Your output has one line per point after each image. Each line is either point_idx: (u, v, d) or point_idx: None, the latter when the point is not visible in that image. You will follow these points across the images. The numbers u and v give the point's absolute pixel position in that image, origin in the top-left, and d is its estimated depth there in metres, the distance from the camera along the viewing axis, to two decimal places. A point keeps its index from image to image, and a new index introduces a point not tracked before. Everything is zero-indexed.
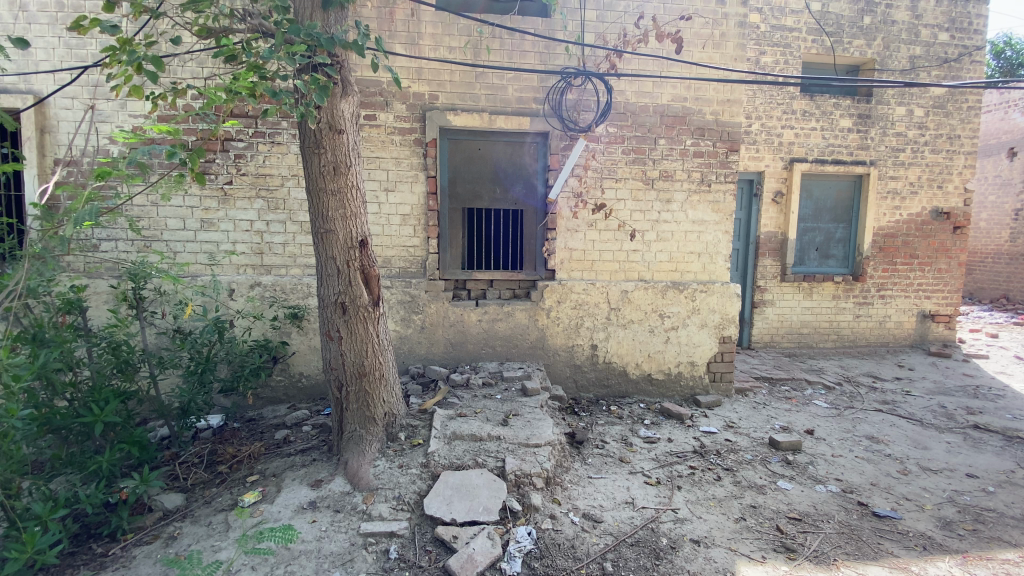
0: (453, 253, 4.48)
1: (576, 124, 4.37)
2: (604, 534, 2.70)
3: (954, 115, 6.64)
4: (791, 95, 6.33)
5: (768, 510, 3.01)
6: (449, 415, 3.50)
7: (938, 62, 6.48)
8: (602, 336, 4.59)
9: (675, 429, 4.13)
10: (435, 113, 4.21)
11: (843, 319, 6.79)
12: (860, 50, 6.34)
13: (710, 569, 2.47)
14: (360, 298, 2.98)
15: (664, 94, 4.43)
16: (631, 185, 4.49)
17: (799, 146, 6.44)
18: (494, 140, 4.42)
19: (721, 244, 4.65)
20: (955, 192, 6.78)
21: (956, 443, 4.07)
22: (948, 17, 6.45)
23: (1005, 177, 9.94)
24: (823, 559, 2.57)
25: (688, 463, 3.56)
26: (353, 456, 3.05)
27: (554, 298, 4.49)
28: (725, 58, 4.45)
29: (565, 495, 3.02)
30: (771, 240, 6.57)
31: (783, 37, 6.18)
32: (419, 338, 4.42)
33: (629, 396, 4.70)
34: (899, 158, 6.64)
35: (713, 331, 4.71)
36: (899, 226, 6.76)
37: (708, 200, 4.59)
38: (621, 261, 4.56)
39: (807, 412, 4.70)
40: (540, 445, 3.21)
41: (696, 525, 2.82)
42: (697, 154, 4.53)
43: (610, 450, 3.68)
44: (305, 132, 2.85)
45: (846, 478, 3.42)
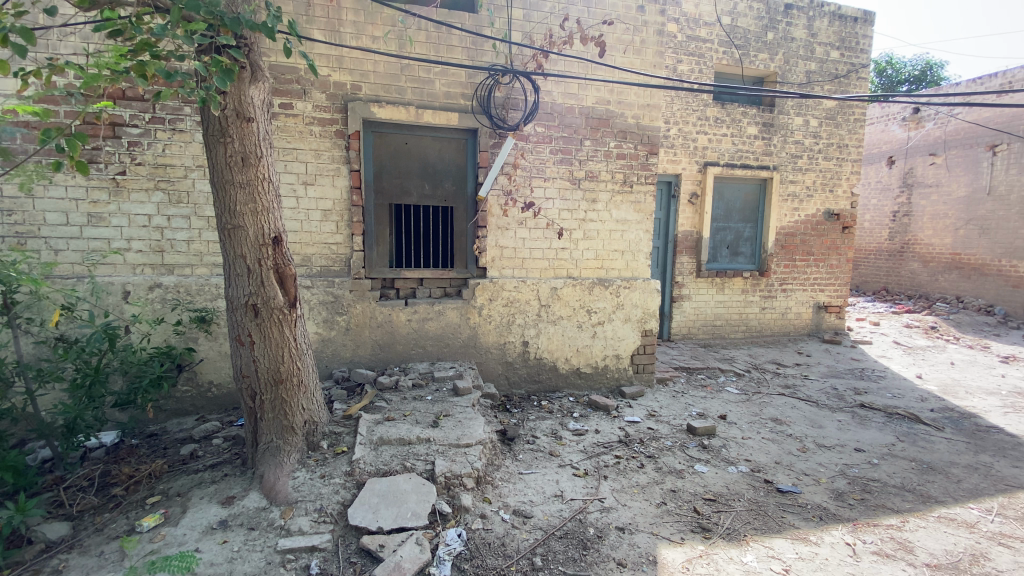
0: (380, 251, 4.32)
1: (505, 122, 4.37)
2: (534, 529, 2.73)
3: (843, 126, 7.39)
4: (704, 102, 6.74)
5: (686, 493, 3.19)
6: (376, 420, 3.38)
7: (829, 77, 7.18)
8: (533, 332, 4.63)
9: (602, 420, 4.28)
10: (358, 104, 4.03)
11: (751, 311, 7.37)
12: (764, 63, 6.87)
13: (634, 554, 2.56)
14: (275, 300, 2.78)
15: (589, 97, 4.54)
16: (559, 184, 4.56)
17: (712, 151, 6.89)
18: (422, 135, 4.31)
19: (644, 242, 4.87)
20: (844, 196, 7.56)
21: (846, 421, 4.55)
22: (838, 37, 7.15)
23: (884, 182, 11.24)
24: (734, 536, 2.75)
25: (614, 453, 3.69)
26: (270, 469, 2.86)
27: (485, 296, 4.46)
28: (645, 63, 4.65)
29: (496, 493, 3.01)
30: (687, 239, 6.98)
31: (697, 47, 6.57)
32: (344, 340, 4.24)
33: (559, 390, 4.80)
34: (797, 163, 7.29)
35: (636, 326, 4.91)
36: (798, 226, 7.43)
37: (630, 200, 4.78)
38: (550, 259, 4.63)
39: (720, 398, 5.05)
40: (470, 445, 3.18)
41: (620, 513, 2.93)
42: (620, 156, 4.70)
43: (541, 445, 3.73)
44: (209, 119, 2.62)
45: (754, 458, 3.71)
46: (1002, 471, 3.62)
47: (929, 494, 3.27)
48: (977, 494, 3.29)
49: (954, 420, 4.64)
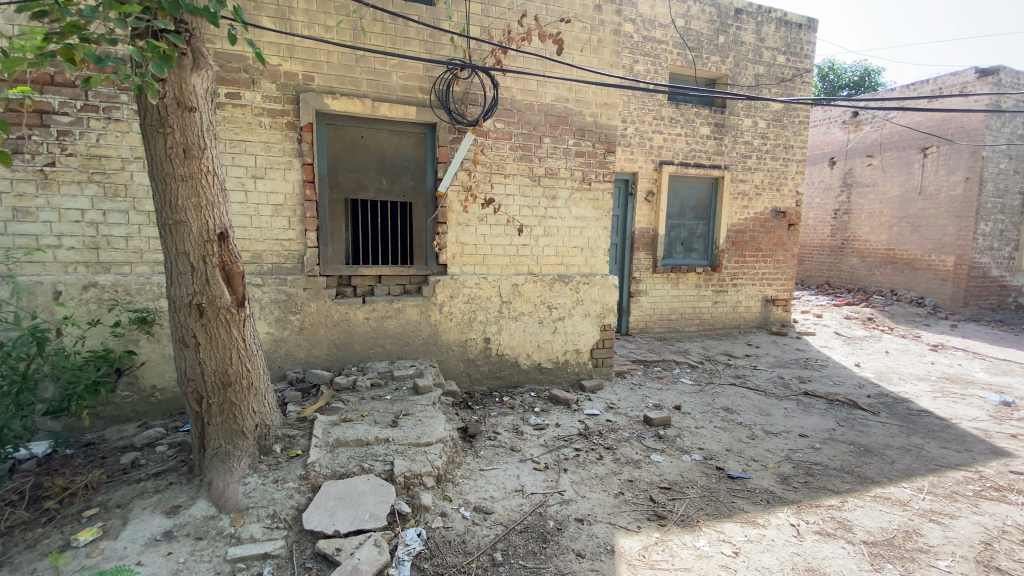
0: (335, 247, 4.20)
1: (464, 117, 4.34)
2: (495, 524, 2.74)
3: (788, 128, 7.75)
4: (659, 102, 6.92)
5: (643, 482, 3.28)
6: (333, 421, 3.30)
7: (776, 80, 7.50)
8: (494, 329, 4.63)
9: (563, 414, 4.33)
10: (310, 95, 3.90)
11: (705, 305, 7.64)
12: (715, 66, 7.11)
13: (593, 544, 2.61)
14: (222, 298, 2.66)
15: (548, 94, 4.57)
16: (519, 181, 4.57)
17: (668, 150, 7.08)
18: (379, 128, 4.21)
19: (602, 239, 4.95)
20: (789, 195, 7.94)
21: (791, 408, 4.80)
22: (784, 42, 7.47)
23: (826, 182, 11.88)
24: (688, 522, 2.85)
25: (574, 445, 3.75)
26: (218, 475, 2.75)
27: (446, 293, 4.42)
28: (602, 62, 4.72)
29: (456, 491, 3.01)
30: (644, 235, 7.16)
31: (653, 48, 6.72)
32: (298, 339, 4.11)
33: (521, 385, 4.83)
34: (747, 163, 7.59)
35: (596, 321, 5.00)
36: (747, 223, 7.75)
37: (589, 197, 4.85)
38: (511, 255, 4.64)
39: (675, 389, 5.22)
40: (431, 443, 3.15)
41: (579, 505, 2.98)
42: (579, 153, 4.76)
43: (502, 441, 3.74)
44: (147, 108, 2.47)
45: (706, 446, 3.85)
46: (931, 451, 3.90)
47: (866, 475, 3.49)
48: (909, 473, 3.53)
49: (888, 405, 4.98)
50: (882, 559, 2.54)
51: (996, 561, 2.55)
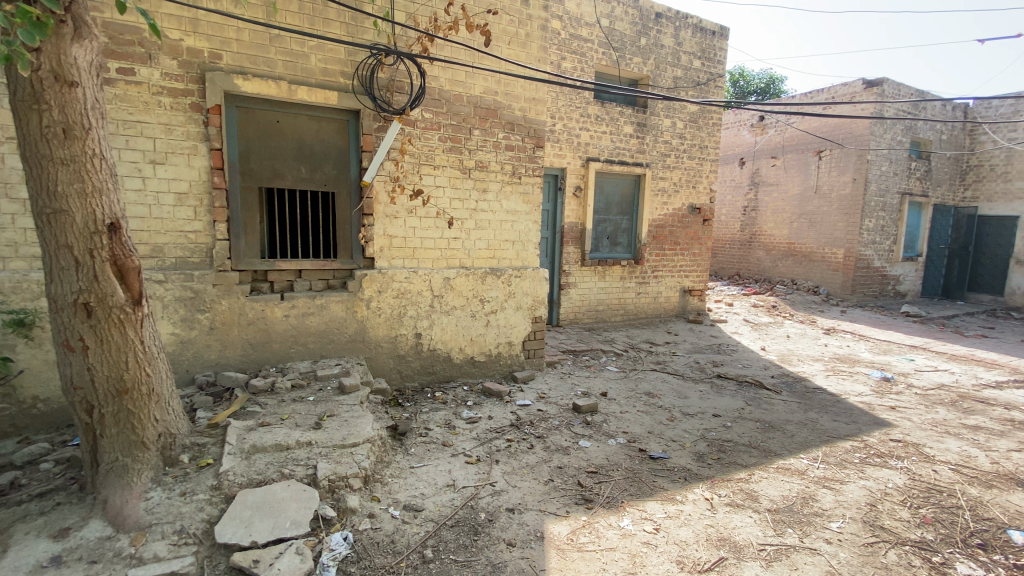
0: (249, 240, 3.92)
1: (390, 105, 4.20)
2: (425, 521, 2.70)
3: (703, 129, 8.26)
4: (586, 100, 7.11)
5: (571, 468, 3.39)
6: (248, 426, 3.10)
7: (693, 84, 7.96)
8: (425, 324, 4.55)
9: (495, 406, 4.36)
10: (217, 74, 3.61)
11: (629, 296, 8.01)
12: (638, 67, 7.41)
13: (523, 533, 2.66)
14: (114, 297, 2.39)
15: (476, 85, 4.54)
16: (449, 173, 4.50)
17: (594, 147, 7.30)
18: (297, 114, 3.97)
19: (533, 232, 5.02)
20: (704, 192, 8.48)
21: (706, 390, 5.17)
22: (700, 47, 7.93)
23: (736, 180, 12.83)
24: (613, 503, 2.98)
25: (506, 437, 3.79)
26: (114, 492, 2.49)
27: (373, 288, 4.27)
28: (529, 57, 4.77)
29: (385, 491, 2.94)
30: (573, 229, 7.35)
31: (579, 46, 6.88)
32: (208, 340, 3.81)
33: (453, 379, 4.80)
34: (667, 161, 8.02)
35: (527, 313, 5.06)
36: (667, 218, 8.20)
37: (519, 191, 4.89)
38: (442, 248, 4.57)
39: (602, 376, 5.44)
40: (357, 444, 3.05)
41: (510, 495, 3.02)
42: (509, 147, 4.78)
43: (434, 436, 3.70)
44: (15, 81, 2.16)
45: (630, 430, 4.05)
46: (824, 424, 4.36)
47: (771, 449, 3.83)
48: (806, 445, 3.92)
49: (789, 384, 5.50)
50: (783, 525, 2.80)
51: (878, 519, 2.89)
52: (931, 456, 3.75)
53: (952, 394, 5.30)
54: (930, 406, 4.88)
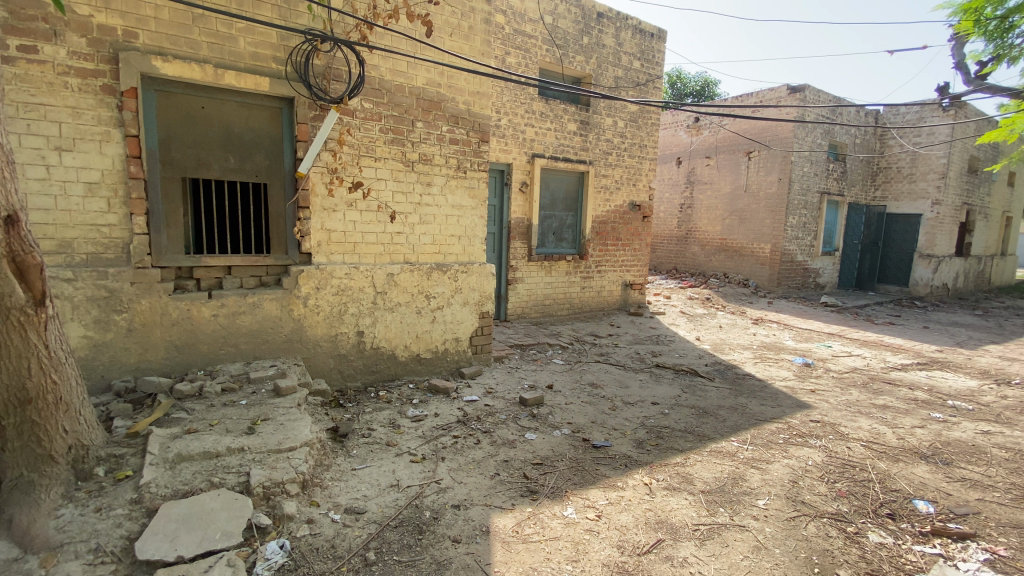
0: (172, 235, 3.65)
1: (327, 93, 4.04)
2: (367, 523, 2.64)
3: (643, 128, 8.55)
4: (530, 96, 7.16)
5: (517, 461, 3.42)
6: (173, 434, 2.89)
7: (633, 84, 8.20)
8: (368, 321, 4.42)
9: (441, 403, 4.32)
10: (133, 54, 3.32)
11: (574, 291, 8.16)
12: (581, 65, 7.54)
13: (469, 528, 2.65)
14: (13, 297, 2.16)
15: (418, 77, 4.45)
16: (391, 165, 4.39)
17: (539, 143, 7.36)
18: (224, 100, 3.73)
19: (478, 227, 5.00)
20: (643, 189, 8.78)
21: (646, 379, 5.38)
22: (639, 49, 8.18)
23: (673, 179, 13.38)
24: (557, 493, 3.04)
25: (452, 433, 3.76)
26: (18, 510, 2.25)
27: (311, 284, 4.09)
28: (472, 50, 4.73)
29: (325, 495, 2.84)
30: (519, 225, 7.38)
31: (523, 42, 6.90)
32: (127, 343, 3.52)
33: (398, 378, 4.71)
34: (609, 159, 8.22)
35: (474, 309, 5.04)
36: (609, 215, 8.43)
37: (464, 185, 4.85)
38: (385, 243, 4.46)
39: (548, 369, 5.52)
40: (294, 448, 2.93)
41: (456, 491, 3.00)
42: (453, 140, 4.72)
43: (378, 437, 3.62)
44: None
45: (574, 421, 4.14)
46: (753, 408, 4.66)
47: (705, 433, 4.05)
48: (737, 429, 4.16)
49: (722, 371, 5.83)
50: (716, 505, 2.96)
51: (800, 495, 3.12)
52: (845, 435, 4.10)
53: (863, 377, 5.82)
54: (845, 389, 5.33)
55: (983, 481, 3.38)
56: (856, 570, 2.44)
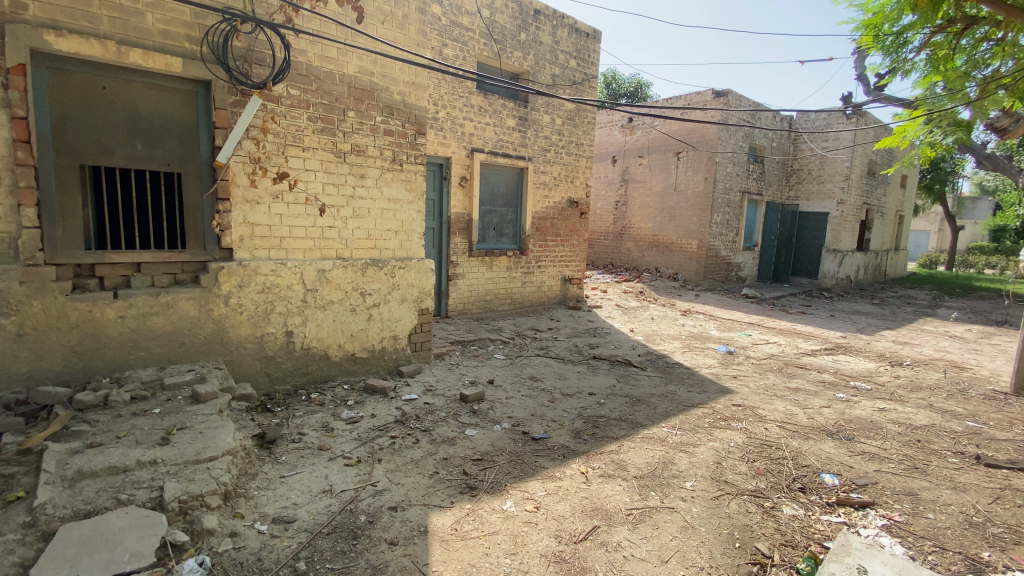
0: (68, 228, 3.28)
1: (248, 78, 3.78)
2: (297, 532, 2.51)
3: (579, 127, 8.72)
4: (468, 90, 7.09)
5: (456, 458, 3.40)
6: (73, 449, 2.60)
7: (570, 82, 8.34)
8: (298, 320, 4.21)
9: (378, 403, 4.20)
10: (18, 25, 2.93)
11: (514, 286, 8.22)
12: (518, 61, 7.56)
13: (406, 530, 2.59)
14: None
15: (349, 64, 4.27)
16: (320, 156, 4.19)
17: (478, 138, 7.32)
18: (129, 80, 3.39)
19: (415, 222, 4.89)
20: (581, 186, 8.97)
21: (583, 371, 5.52)
22: (576, 48, 8.33)
23: (609, 177, 13.79)
24: (496, 487, 3.05)
25: (389, 434, 3.67)
26: None
27: (233, 282, 3.83)
28: (407, 40, 4.61)
29: (250, 506, 2.67)
30: (459, 220, 7.30)
31: (460, 35, 6.82)
32: (15, 351, 3.13)
33: (332, 379, 4.52)
34: (547, 156, 8.33)
35: (412, 305, 4.93)
36: (548, 211, 8.54)
37: (400, 178, 4.72)
38: (315, 238, 4.26)
39: (489, 365, 5.52)
40: (215, 458, 2.73)
41: (393, 493, 2.93)
42: (388, 132, 4.58)
43: (309, 441, 3.45)
44: None
45: (514, 415, 4.17)
46: (682, 395, 4.91)
47: (639, 421, 4.21)
48: (667, 415, 4.37)
49: (654, 361, 6.10)
50: (647, 489, 3.09)
51: (724, 475, 3.33)
52: (763, 416, 4.42)
53: (779, 362, 6.30)
54: (764, 374, 5.75)
55: (879, 453, 3.76)
56: (771, 542, 2.63)
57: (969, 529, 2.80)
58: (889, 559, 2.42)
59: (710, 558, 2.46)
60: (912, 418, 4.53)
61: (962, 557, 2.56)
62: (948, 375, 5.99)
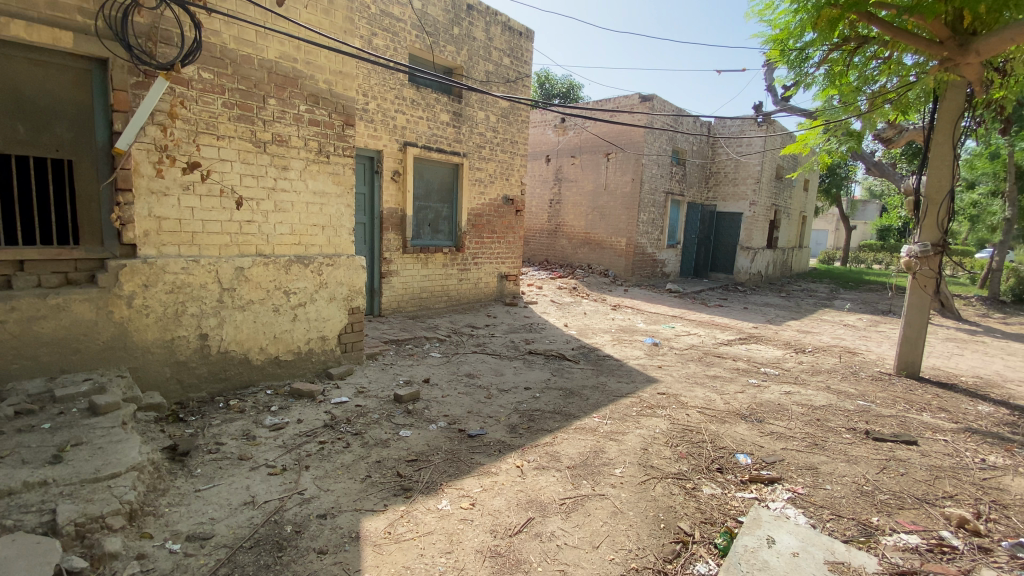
0: None
1: (153, 58, 3.45)
2: (215, 549, 2.35)
3: (514, 124, 8.79)
4: (400, 82, 6.92)
5: (390, 460, 3.32)
6: None
7: (504, 80, 8.37)
8: (214, 322, 3.92)
9: (306, 407, 4.01)
10: None
11: (451, 283, 8.14)
12: (451, 55, 7.48)
13: (336, 537, 2.50)
14: None
15: (270, 49, 4.03)
16: (237, 145, 3.92)
17: (411, 131, 7.16)
18: (7, 53, 2.98)
19: (344, 217, 4.71)
20: (516, 184, 9.05)
21: (519, 366, 5.59)
22: (509, 46, 8.37)
23: (543, 175, 14.03)
24: (432, 487, 3.01)
25: (318, 439, 3.51)
26: None
27: (137, 281, 3.49)
28: (333, 27, 4.42)
29: (159, 524, 2.46)
30: (392, 216, 7.12)
31: (391, 25, 6.63)
32: None
33: (253, 384, 4.25)
34: (482, 152, 8.31)
35: (342, 305, 4.74)
36: (484, 208, 8.54)
37: (327, 171, 4.52)
38: (232, 233, 3.98)
39: (424, 363, 5.44)
40: (119, 474, 2.48)
41: (322, 500, 2.81)
42: (313, 122, 4.36)
43: (228, 451, 3.23)
44: None
45: (450, 413, 4.14)
46: (612, 386, 5.11)
47: (573, 413, 4.33)
48: (598, 406, 4.53)
49: (587, 354, 6.30)
50: (580, 478, 3.19)
51: (650, 460, 3.51)
52: (686, 403, 4.70)
53: (699, 352, 6.72)
54: (687, 363, 6.12)
55: (785, 433, 4.13)
56: (693, 520, 2.82)
57: (860, 497, 3.15)
58: (794, 529, 2.65)
59: (638, 540, 2.59)
60: (813, 399, 5.01)
61: (854, 523, 2.87)
62: (842, 359, 6.68)
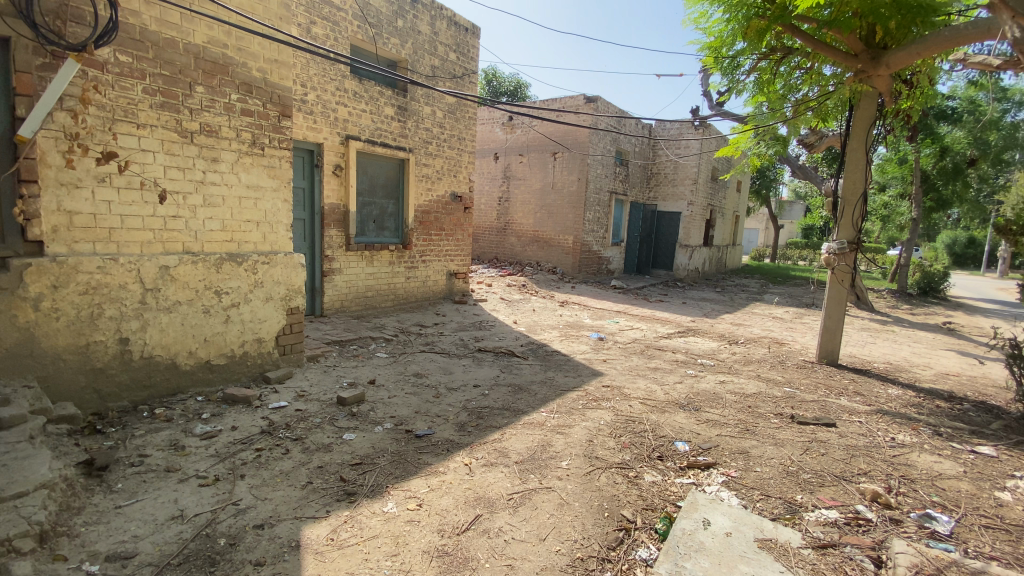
0: None
1: (61, 37, 3.14)
2: (139, 568, 2.18)
3: (461, 121, 8.72)
4: (341, 73, 6.69)
5: (333, 465, 3.21)
6: None
7: (450, 75, 8.28)
8: (136, 325, 3.63)
9: (241, 414, 3.80)
10: None
11: (397, 281, 7.98)
12: (395, 48, 7.31)
13: (274, 547, 2.40)
14: None
15: (196, 33, 3.78)
16: (160, 135, 3.65)
17: (353, 125, 6.95)
18: None
19: (281, 213, 4.50)
20: (463, 181, 8.99)
21: (467, 364, 5.57)
22: (455, 41, 8.29)
23: (491, 173, 14.04)
24: (377, 490, 2.95)
25: (254, 446, 3.35)
26: None
27: (44, 282, 3.17)
28: (267, 13, 4.21)
29: (74, 546, 2.25)
30: (334, 212, 6.88)
31: (331, 13, 6.39)
32: None
33: (182, 391, 3.98)
34: (428, 148, 8.19)
35: (280, 305, 4.54)
36: (431, 205, 8.43)
37: (262, 164, 4.31)
38: (156, 229, 3.70)
39: (370, 364, 5.31)
40: (28, 494, 2.26)
41: (259, 510, 2.69)
42: (245, 112, 4.14)
43: (153, 464, 3.01)
44: None
45: (396, 414, 4.07)
46: (559, 381, 5.20)
47: (520, 408, 4.37)
48: (545, 400, 4.59)
49: (535, 350, 6.37)
50: (527, 472, 3.23)
51: (595, 451, 3.61)
52: (629, 395, 4.86)
53: (642, 346, 6.97)
54: (630, 357, 6.33)
55: (720, 420, 4.37)
56: (635, 507, 2.92)
57: (786, 477, 3.39)
58: (727, 510, 2.82)
59: (583, 530, 2.65)
60: (745, 388, 5.33)
61: (781, 501, 3.08)
62: (772, 349, 7.14)
